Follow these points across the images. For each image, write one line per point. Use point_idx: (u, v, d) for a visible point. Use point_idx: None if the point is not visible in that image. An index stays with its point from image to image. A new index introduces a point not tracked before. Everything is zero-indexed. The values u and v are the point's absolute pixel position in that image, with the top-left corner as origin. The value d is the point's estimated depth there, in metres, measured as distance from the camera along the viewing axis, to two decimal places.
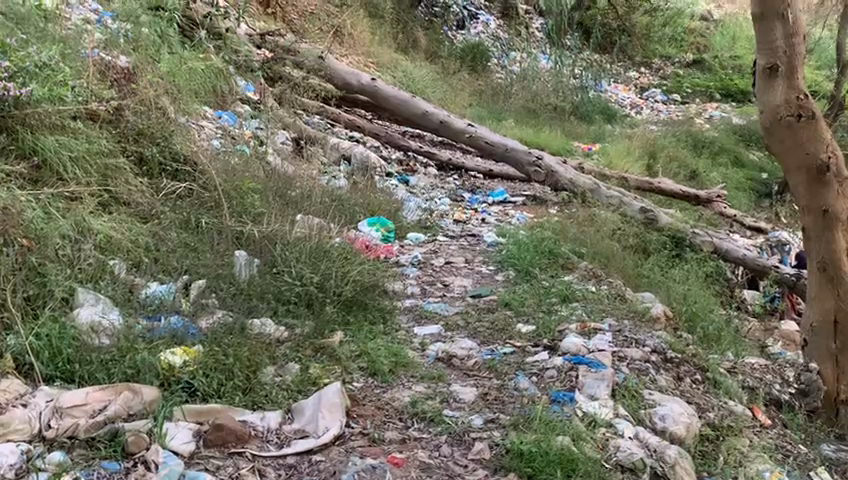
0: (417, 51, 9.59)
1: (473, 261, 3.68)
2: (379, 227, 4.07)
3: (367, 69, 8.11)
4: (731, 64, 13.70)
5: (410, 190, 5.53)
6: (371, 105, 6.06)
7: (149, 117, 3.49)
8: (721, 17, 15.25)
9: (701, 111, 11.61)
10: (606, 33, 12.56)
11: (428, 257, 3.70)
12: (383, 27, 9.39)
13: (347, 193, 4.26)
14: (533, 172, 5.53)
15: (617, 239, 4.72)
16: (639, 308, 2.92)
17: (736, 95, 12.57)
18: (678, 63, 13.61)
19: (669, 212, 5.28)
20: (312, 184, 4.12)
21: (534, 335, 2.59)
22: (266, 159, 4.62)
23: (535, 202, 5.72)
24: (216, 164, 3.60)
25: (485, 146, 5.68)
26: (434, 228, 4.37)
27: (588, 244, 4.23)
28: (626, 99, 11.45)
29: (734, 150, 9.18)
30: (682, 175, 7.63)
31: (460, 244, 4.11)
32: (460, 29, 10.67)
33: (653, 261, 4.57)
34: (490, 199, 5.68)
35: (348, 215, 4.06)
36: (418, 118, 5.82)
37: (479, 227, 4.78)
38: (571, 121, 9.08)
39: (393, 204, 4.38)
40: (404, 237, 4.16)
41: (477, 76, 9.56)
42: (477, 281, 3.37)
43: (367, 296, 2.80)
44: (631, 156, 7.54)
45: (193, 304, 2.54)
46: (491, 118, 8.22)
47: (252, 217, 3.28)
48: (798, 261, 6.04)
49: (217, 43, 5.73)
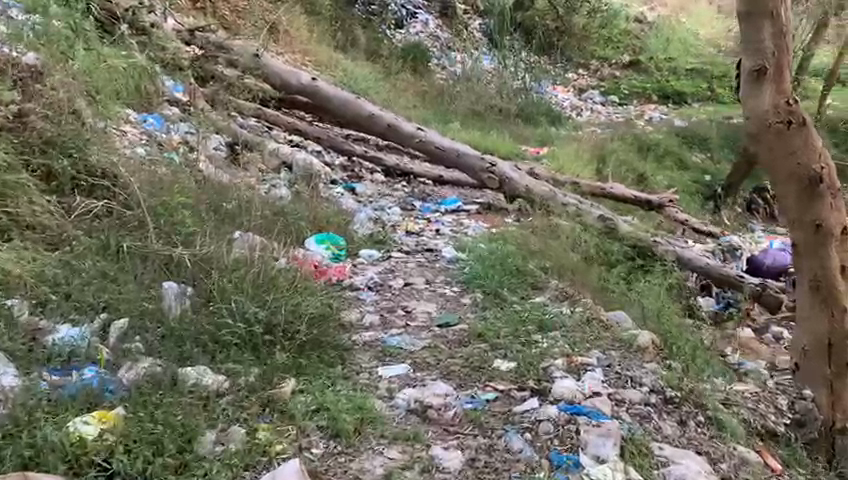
0: (356, 50, 9.20)
1: (435, 282, 3.34)
2: (329, 245, 3.69)
3: (305, 68, 7.67)
4: (666, 66, 13.79)
5: (356, 199, 5.19)
6: (313, 107, 5.59)
7: (62, 124, 3.01)
8: (655, 19, 15.35)
9: (641, 113, 11.63)
10: (546, 34, 12.44)
11: (386, 278, 3.34)
12: (319, 26, 8.97)
13: (291, 206, 3.88)
14: (487, 179, 5.24)
15: (579, 249, 4.48)
16: (625, 337, 2.63)
17: (673, 96, 12.65)
18: (615, 64, 13.60)
19: (629, 220, 5.08)
20: (251, 196, 3.72)
21: (516, 376, 2.25)
22: (199, 167, 4.18)
23: (490, 210, 5.45)
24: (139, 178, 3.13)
25: (435, 151, 5.35)
26: (388, 243, 4.01)
27: (554, 256, 3.95)
28: (567, 100, 11.33)
29: (679, 152, 9.15)
30: (632, 179, 7.51)
31: (418, 260, 3.77)
32: (399, 28, 10.33)
33: (617, 273, 4.35)
34: (443, 208, 5.40)
35: (293, 230, 3.67)
36: (363, 120, 5.40)
37: (435, 240, 4.47)
38: (516, 124, 8.86)
39: (341, 217, 4.00)
40: (357, 254, 3.76)
41: (419, 76, 9.23)
42: (442, 306, 3.02)
43: (322, 333, 2.42)
44: (580, 159, 7.36)
45: (113, 352, 2.14)
46: (436, 121, 7.91)
47: (183, 238, 2.85)
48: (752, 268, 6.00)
49: (140, 40, 5.22)
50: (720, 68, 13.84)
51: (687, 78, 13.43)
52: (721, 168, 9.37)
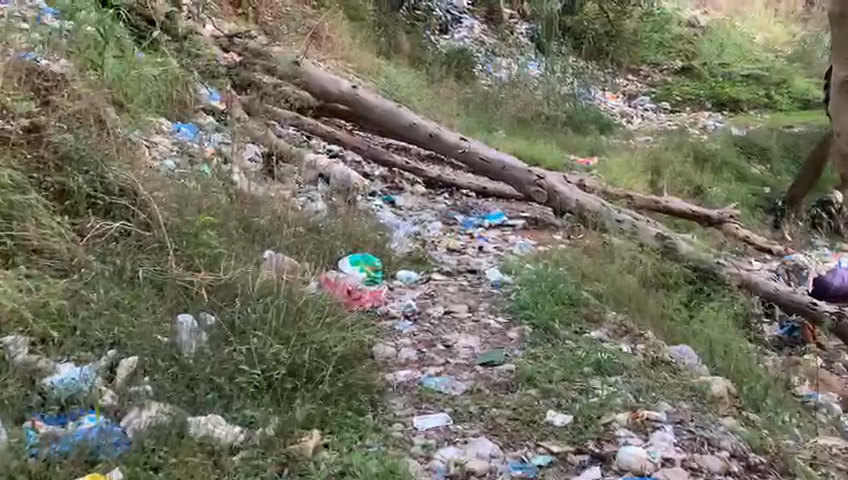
0: (399, 56, 8.98)
1: (478, 310, 3.05)
2: (363, 266, 3.36)
3: (347, 74, 7.47)
4: (721, 72, 13.25)
5: (395, 213, 4.94)
6: (352, 115, 5.30)
7: (81, 139, 2.83)
8: (709, 24, 14.77)
9: (695, 120, 11.16)
10: (595, 39, 12.05)
11: (425, 306, 3.07)
12: (362, 31, 8.79)
13: (325, 223, 3.65)
14: (535, 193, 4.93)
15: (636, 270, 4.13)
16: (697, 384, 2.32)
17: (728, 103, 12.15)
18: (667, 70, 13.11)
19: (688, 239, 4.72)
20: (282, 213, 3.53)
21: (573, 433, 2.00)
22: (232, 179, 3.99)
23: (537, 226, 5.15)
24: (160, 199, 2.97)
25: (480, 162, 5.04)
26: (428, 263, 3.74)
27: (609, 280, 3.63)
28: (617, 107, 10.93)
29: (737, 164, 8.70)
30: (687, 192, 7.12)
31: (460, 283, 3.48)
32: (443, 34, 10.10)
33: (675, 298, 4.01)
34: (487, 222, 5.12)
35: (325, 249, 3.42)
36: (404, 130, 5.11)
37: (477, 259, 4.21)
38: (564, 131, 8.52)
39: (379, 234, 3.74)
40: (395, 276, 3.47)
41: (463, 82, 8.96)
42: (485, 341, 2.72)
43: (352, 374, 2.16)
44: (633, 170, 6.99)
45: (118, 395, 1.93)
46: (480, 129, 7.63)
47: (205, 265, 2.67)
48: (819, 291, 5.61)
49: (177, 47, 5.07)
50: (777, 74, 13.27)
51: (743, 85, 12.90)
52: (781, 180, 8.88)
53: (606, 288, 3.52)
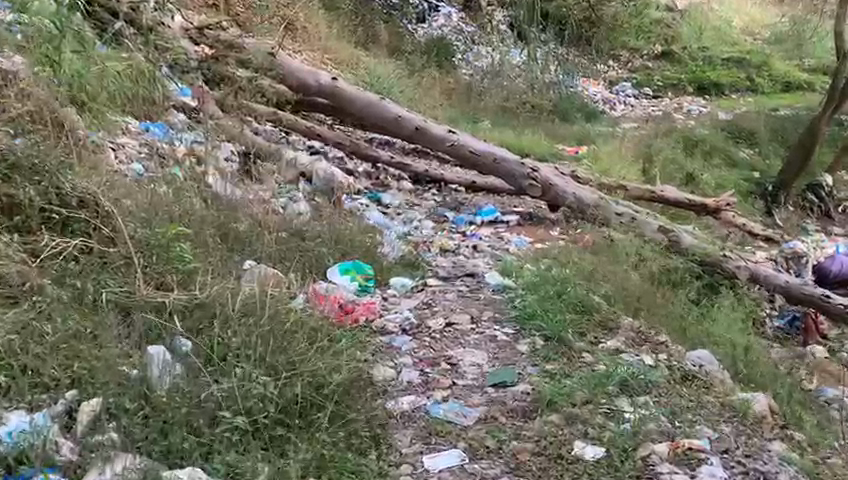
0: (377, 46, 8.67)
1: (481, 319, 2.80)
2: (355, 275, 3.15)
3: (325, 66, 7.16)
4: (701, 56, 13.09)
5: (383, 211, 4.68)
6: (333, 108, 5.03)
7: (33, 146, 2.57)
8: (687, 7, 14.52)
9: (679, 105, 10.98)
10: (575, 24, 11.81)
11: (424, 317, 2.80)
12: (338, 21, 8.47)
13: (311, 228, 3.38)
14: (528, 187, 4.69)
15: (642, 266, 3.90)
16: (735, 404, 2.14)
17: (710, 87, 12.00)
18: (648, 55, 12.92)
19: (690, 230, 4.51)
20: (264, 220, 3.28)
21: (609, 471, 1.82)
22: (208, 183, 3.70)
23: (531, 221, 4.91)
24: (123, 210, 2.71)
25: (469, 156, 4.80)
26: (423, 267, 3.48)
27: (616, 279, 3.40)
28: (599, 94, 10.71)
29: (725, 149, 8.55)
30: (679, 179, 6.93)
31: (458, 289, 3.21)
32: (421, 23, 9.80)
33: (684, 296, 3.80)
34: (479, 218, 4.87)
35: (310, 257, 3.14)
36: (388, 123, 4.84)
37: (473, 259, 3.97)
38: (550, 120, 8.28)
39: (367, 237, 3.47)
40: (388, 284, 3.20)
41: (444, 71, 8.67)
42: (493, 355, 2.46)
43: (352, 408, 1.92)
44: (625, 159, 6.78)
45: (81, 449, 1.68)
46: (465, 120, 7.36)
47: (177, 282, 2.43)
48: (820, 280, 5.48)
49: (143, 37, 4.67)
50: (757, 57, 13.15)
51: (724, 68, 12.76)
52: (770, 164, 8.71)
53: (614, 286, 3.28)
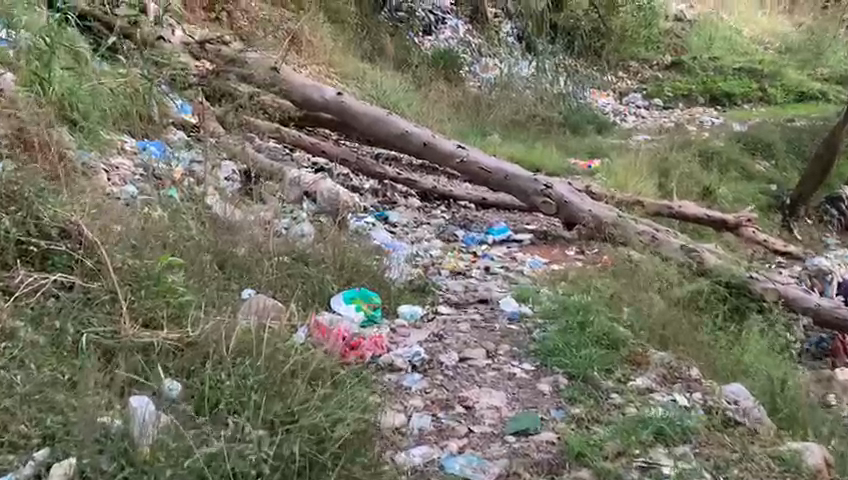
0: (384, 60, 8.52)
1: (498, 353, 2.60)
2: (360, 303, 2.90)
3: (330, 80, 7.00)
4: (712, 66, 12.88)
5: (391, 231, 4.49)
6: (338, 124, 4.84)
7: (14, 173, 2.46)
8: (696, 17, 14.35)
9: (691, 117, 10.78)
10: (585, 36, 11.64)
11: (435, 352, 2.59)
12: (344, 35, 8.34)
13: (315, 252, 3.19)
14: (541, 204, 4.52)
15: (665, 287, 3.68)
16: (788, 456, 2.00)
17: (721, 98, 11.80)
18: (658, 65, 12.70)
19: (713, 249, 4.31)
20: (266, 244, 3.10)
21: None
22: (206, 203, 3.52)
23: (546, 240, 4.71)
24: (109, 238, 2.56)
25: (479, 173, 4.61)
26: (432, 293, 3.28)
27: (640, 304, 3.18)
28: (609, 106, 10.52)
29: (742, 160, 8.33)
30: (696, 193, 6.72)
31: (472, 319, 3.00)
32: (427, 35, 9.67)
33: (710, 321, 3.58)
34: (490, 238, 4.66)
35: (313, 285, 2.95)
36: (396, 139, 4.65)
37: (487, 282, 3.77)
38: (561, 133, 8.10)
39: (374, 261, 3.26)
40: (396, 313, 2.97)
41: (451, 84, 8.50)
42: (513, 398, 2.27)
43: (358, 466, 1.80)
44: (640, 172, 6.57)
45: None
46: (474, 134, 7.18)
47: (169, 318, 2.24)
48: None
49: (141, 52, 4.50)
50: (770, 67, 12.93)
51: (735, 78, 12.55)
52: (788, 176, 8.49)
53: (639, 313, 3.06)
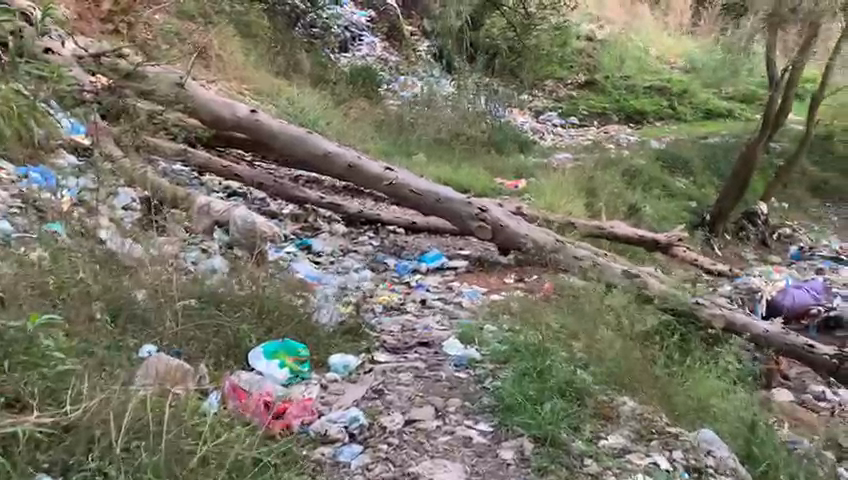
0: (299, 77, 8.11)
1: (448, 409, 2.28)
2: (284, 357, 2.46)
3: (242, 96, 6.54)
4: (623, 85, 13.13)
5: (315, 261, 4.10)
6: (253, 144, 4.39)
7: None
8: (609, 34, 14.55)
9: (607, 135, 10.86)
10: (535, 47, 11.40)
11: (376, 413, 2.24)
12: (257, 49, 7.87)
13: (230, 296, 2.81)
14: (477, 229, 4.23)
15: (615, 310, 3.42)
16: None
17: (633, 115, 12.11)
18: (570, 85, 12.74)
19: (655, 273, 4.13)
20: (168, 287, 2.72)
21: None
22: (98, 239, 3.06)
23: (482, 266, 4.42)
24: None
25: (409, 196, 4.28)
26: (366, 337, 2.91)
27: (594, 340, 2.92)
28: (529, 124, 10.44)
29: (662, 178, 8.37)
30: (624, 212, 6.63)
31: (414, 367, 2.63)
32: (343, 52, 9.36)
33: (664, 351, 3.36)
34: (423, 266, 4.33)
35: (226, 336, 2.53)
36: (317, 161, 4.25)
37: (423, 318, 3.44)
38: (485, 153, 7.90)
39: (299, 302, 2.89)
40: (325, 366, 2.55)
41: (371, 102, 8.17)
42: (471, 473, 1.98)
43: None
44: (569, 192, 6.42)
45: None
46: (398, 153, 6.86)
47: (41, 395, 1.81)
48: None
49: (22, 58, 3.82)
50: (679, 85, 13.26)
51: (646, 97, 12.81)
52: (706, 193, 8.61)
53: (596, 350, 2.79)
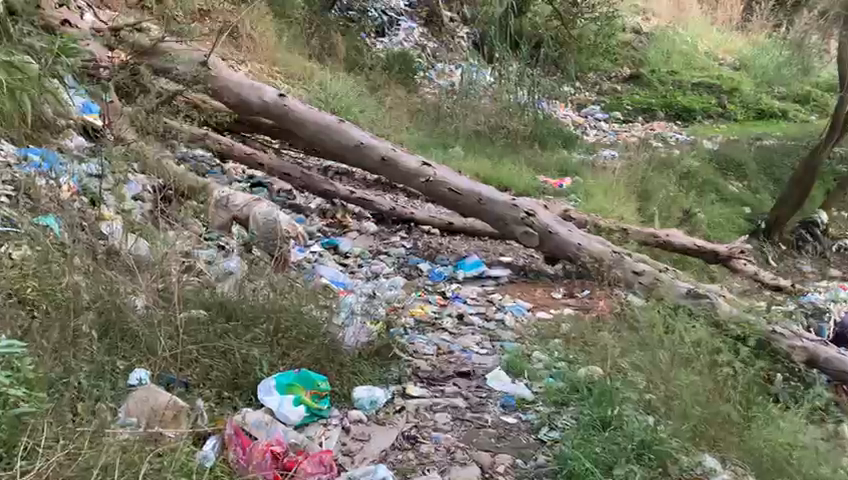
0: (334, 61, 7.71)
1: (497, 469, 2.03)
2: (299, 391, 2.11)
3: (272, 79, 6.17)
4: (670, 80, 12.33)
5: (342, 263, 3.71)
6: (280, 131, 4.00)
7: None
8: (657, 27, 13.84)
9: (654, 132, 10.26)
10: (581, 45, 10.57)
11: (408, 471, 1.98)
12: (289, 31, 7.47)
13: (243, 308, 2.39)
14: (522, 235, 3.78)
15: (685, 335, 2.95)
16: None
17: (682, 112, 11.44)
18: (614, 78, 11.93)
19: (723, 293, 3.64)
20: (173, 293, 2.32)
21: None
22: (97, 233, 2.67)
23: (527, 278, 3.99)
24: None
25: (448, 195, 3.85)
26: (398, 363, 2.49)
27: (666, 377, 2.51)
28: (570, 118, 9.89)
29: (715, 181, 7.80)
30: (676, 217, 6.11)
31: (453, 405, 2.31)
32: (379, 37, 8.91)
33: (747, 378, 2.83)
34: (461, 273, 3.90)
35: (234, 364, 2.15)
36: (349, 152, 3.84)
37: (463, 338, 3.01)
38: (526, 148, 7.40)
39: (321, 316, 2.47)
40: (350, 399, 2.22)
41: (407, 90, 7.73)
42: None
43: None
44: (618, 194, 5.93)
45: None
46: (434, 145, 6.41)
47: None
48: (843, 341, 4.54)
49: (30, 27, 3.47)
50: (731, 82, 12.53)
51: (694, 93, 12.14)
52: (762, 199, 8.00)
53: (666, 389, 2.42)
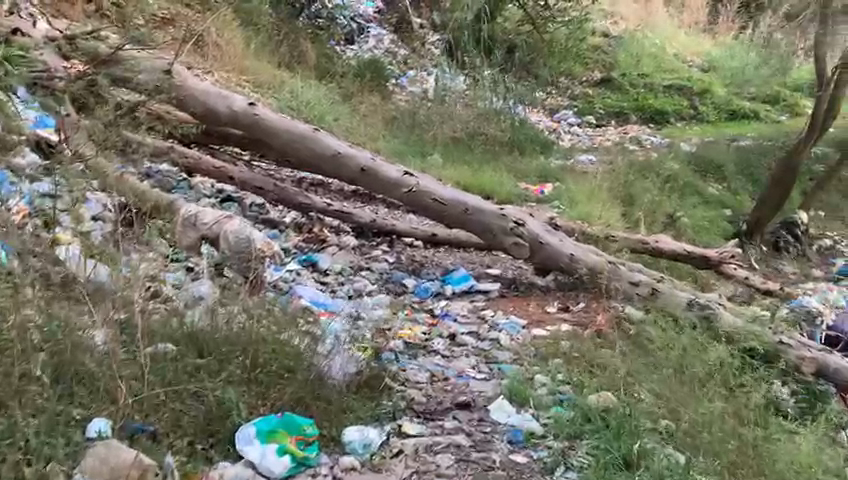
0: (303, 69, 7.47)
1: None
2: (280, 440, 1.90)
3: (240, 88, 5.91)
4: (641, 83, 12.27)
5: (321, 281, 3.47)
6: (250, 142, 3.74)
7: None
8: (626, 30, 13.79)
9: (629, 136, 10.18)
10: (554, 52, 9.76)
11: None
12: (256, 40, 7.22)
13: (217, 338, 2.14)
14: (512, 245, 3.57)
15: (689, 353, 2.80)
16: None
17: (655, 115, 11.38)
18: (585, 82, 11.85)
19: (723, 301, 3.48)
20: (137, 327, 2.07)
21: None
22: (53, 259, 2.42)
23: (518, 290, 3.77)
24: None
25: (432, 205, 3.62)
26: (390, 394, 2.26)
27: (683, 405, 2.39)
28: (544, 123, 9.75)
29: (694, 183, 7.70)
30: (660, 221, 5.98)
31: (457, 446, 2.13)
32: (349, 44, 8.69)
33: (761, 396, 2.67)
34: (448, 288, 3.68)
35: (208, 405, 1.91)
36: (325, 162, 3.60)
37: (456, 361, 2.78)
38: (503, 153, 7.22)
39: (305, 345, 2.23)
40: (339, 443, 2.00)
41: (380, 97, 7.48)
42: None
43: None
44: (601, 199, 5.77)
45: None
46: (411, 153, 6.20)
47: None
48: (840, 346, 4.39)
49: None
50: (701, 84, 12.50)
51: (666, 95, 12.09)
52: (741, 200, 7.92)
53: (687, 416, 2.31)
